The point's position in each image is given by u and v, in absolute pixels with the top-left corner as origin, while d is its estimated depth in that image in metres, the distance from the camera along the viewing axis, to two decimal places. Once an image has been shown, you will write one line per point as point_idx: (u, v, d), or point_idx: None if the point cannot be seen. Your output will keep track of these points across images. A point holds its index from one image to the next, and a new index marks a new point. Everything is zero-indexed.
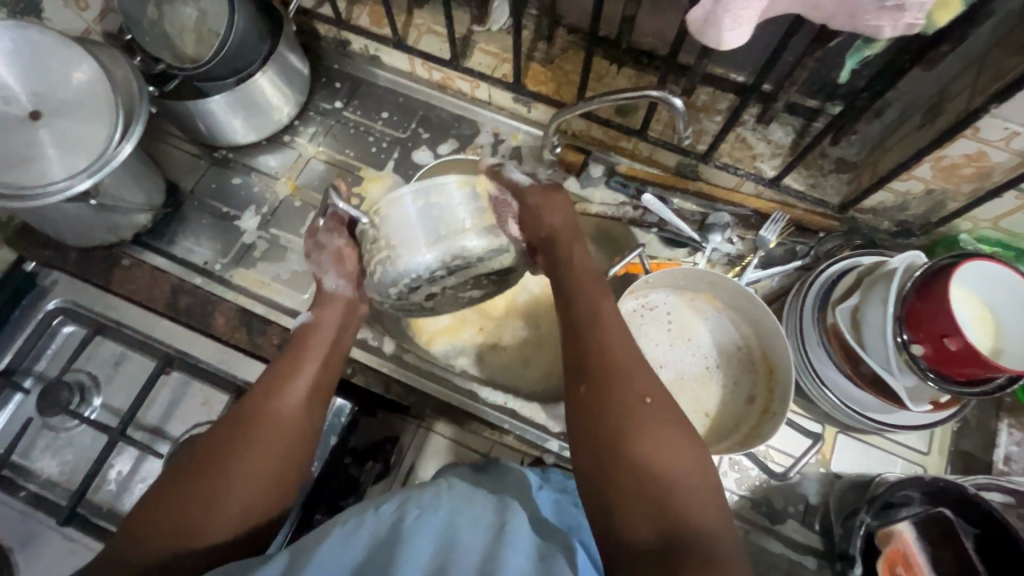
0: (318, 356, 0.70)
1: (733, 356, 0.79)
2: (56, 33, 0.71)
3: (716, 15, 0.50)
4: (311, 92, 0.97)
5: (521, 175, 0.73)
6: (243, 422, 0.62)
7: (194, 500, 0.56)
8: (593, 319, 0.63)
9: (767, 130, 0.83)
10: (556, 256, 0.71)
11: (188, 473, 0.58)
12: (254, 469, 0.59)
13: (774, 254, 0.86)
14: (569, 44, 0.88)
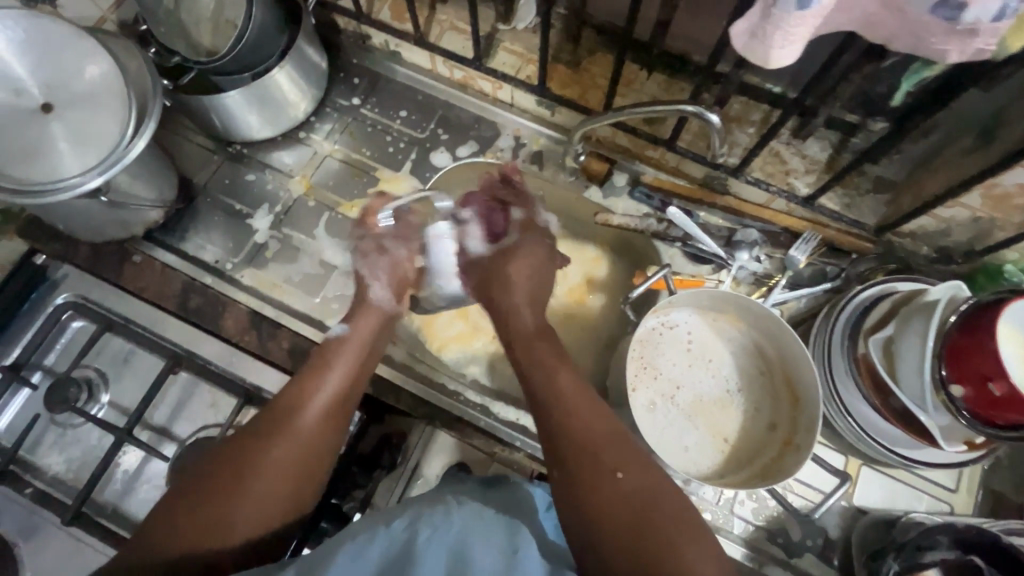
0: (352, 363, 0.70)
1: (755, 382, 0.76)
2: (69, 24, 0.69)
3: (766, 31, 0.46)
4: (329, 87, 0.94)
5: (472, 241, 0.83)
6: (274, 424, 0.61)
7: (220, 502, 0.55)
8: (558, 390, 0.62)
9: (803, 145, 0.79)
10: (510, 329, 0.73)
11: (214, 471, 0.57)
12: (284, 475, 0.58)
13: (803, 275, 0.82)
14: (597, 45, 0.84)
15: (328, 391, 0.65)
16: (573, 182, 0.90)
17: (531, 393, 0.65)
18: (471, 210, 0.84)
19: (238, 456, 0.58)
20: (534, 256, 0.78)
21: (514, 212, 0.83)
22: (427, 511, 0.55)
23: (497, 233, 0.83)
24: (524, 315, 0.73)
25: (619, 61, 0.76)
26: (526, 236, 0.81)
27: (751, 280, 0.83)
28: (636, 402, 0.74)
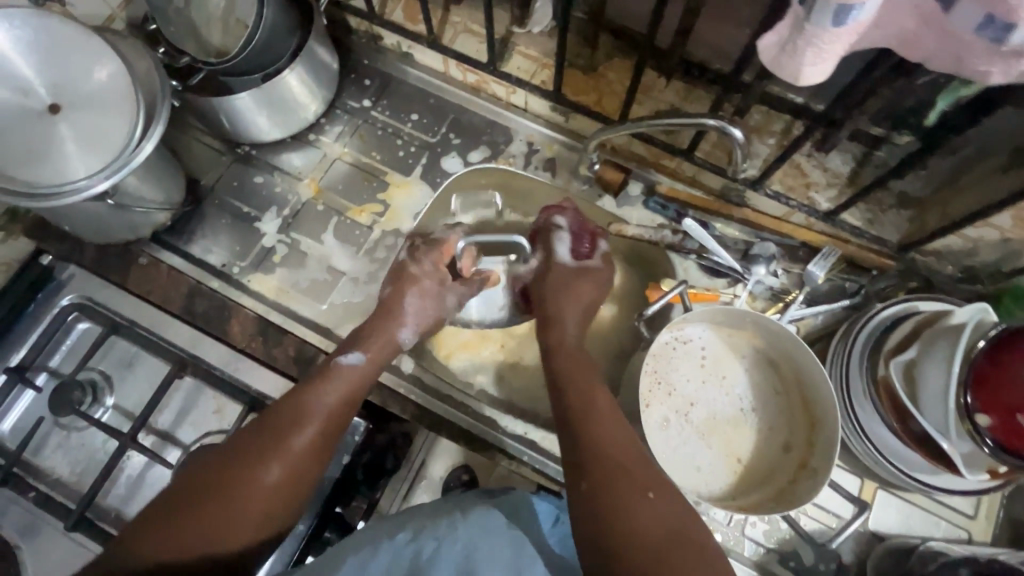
0: (345, 391, 0.67)
1: (771, 402, 0.74)
2: (76, 23, 0.67)
3: (797, 47, 0.45)
4: (339, 89, 0.92)
5: (562, 248, 0.79)
6: (256, 453, 0.59)
7: (188, 534, 0.52)
8: (589, 406, 0.60)
9: (825, 158, 0.77)
10: (558, 337, 0.71)
11: (188, 499, 0.54)
12: (257, 511, 0.56)
13: (820, 290, 0.80)
14: (615, 51, 0.81)
15: (316, 421, 0.63)
16: (587, 191, 0.87)
17: (563, 400, 0.63)
18: (566, 220, 0.80)
19: (213, 484, 0.56)
20: (597, 289, 0.77)
21: (602, 243, 0.80)
22: (429, 528, 0.57)
23: (582, 255, 0.79)
24: (569, 333, 0.72)
25: (637, 69, 0.74)
26: (603, 269, 0.79)
27: (767, 295, 0.81)
28: (649, 420, 0.72)
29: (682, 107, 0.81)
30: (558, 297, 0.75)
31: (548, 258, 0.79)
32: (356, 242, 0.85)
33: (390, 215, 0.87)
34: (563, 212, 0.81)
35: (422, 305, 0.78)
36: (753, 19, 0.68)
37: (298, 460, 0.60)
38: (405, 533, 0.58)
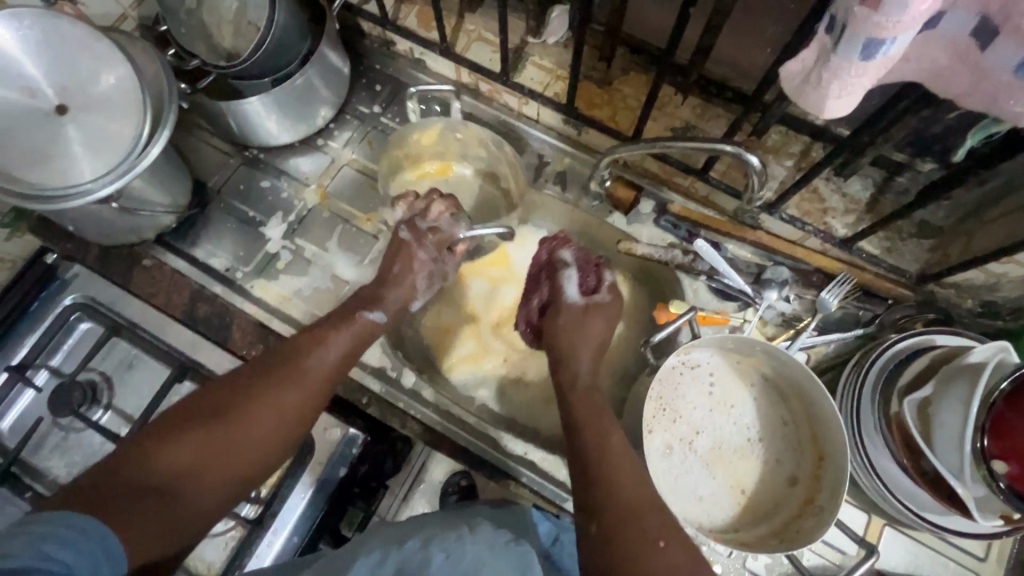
0: (359, 341, 0.67)
1: (779, 433, 0.72)
2: (85, 24, 0.67)
3: (823, 79, 0.43)
4: (350, 93, 0.91)
5: (572, 289, 0.72)
6: (269, 384, 0.59)
7: (196, 449, 0.52)
8: (603, 446, 0.57)
9: (844, 183, 0.75)
10: (571, 378, 0.65)
11: (198, 416, 0.55)
12: (261, 438, 0.56)
13: (832, 318, 0.78)
14: (630, 65, 0.81)
15: (328, 362, 0.63)
16: (597, 207, 0.85)
17: (577, 440, 0.59)
18: (571, 254, 0.75)
19: (222, 407, 0.56)
20: (609, 323, 0.70)
21: (609, 275, 0.73)
22: (438, 539, 0.56)
23: (590, 290, 0.72)
24: (582, 375, 0.65)
25: (654, 86, 0.72)
26: (614, 303, 0.72)
27: (779, 321, 0.79)
28: (652, 445, 0.70)
29: (697, 126, 0.79)
30: (570, 339, 0.68)
31: (555, 295, 0.72)
32: (361, 250, 0.84)
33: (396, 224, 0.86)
34: (568, 246, 0.76)
35: (426, 280, 0.74)
36: (775, 39, 0.66)
37: (308, 395, 0.60)
38: (414, 541, 0.55)
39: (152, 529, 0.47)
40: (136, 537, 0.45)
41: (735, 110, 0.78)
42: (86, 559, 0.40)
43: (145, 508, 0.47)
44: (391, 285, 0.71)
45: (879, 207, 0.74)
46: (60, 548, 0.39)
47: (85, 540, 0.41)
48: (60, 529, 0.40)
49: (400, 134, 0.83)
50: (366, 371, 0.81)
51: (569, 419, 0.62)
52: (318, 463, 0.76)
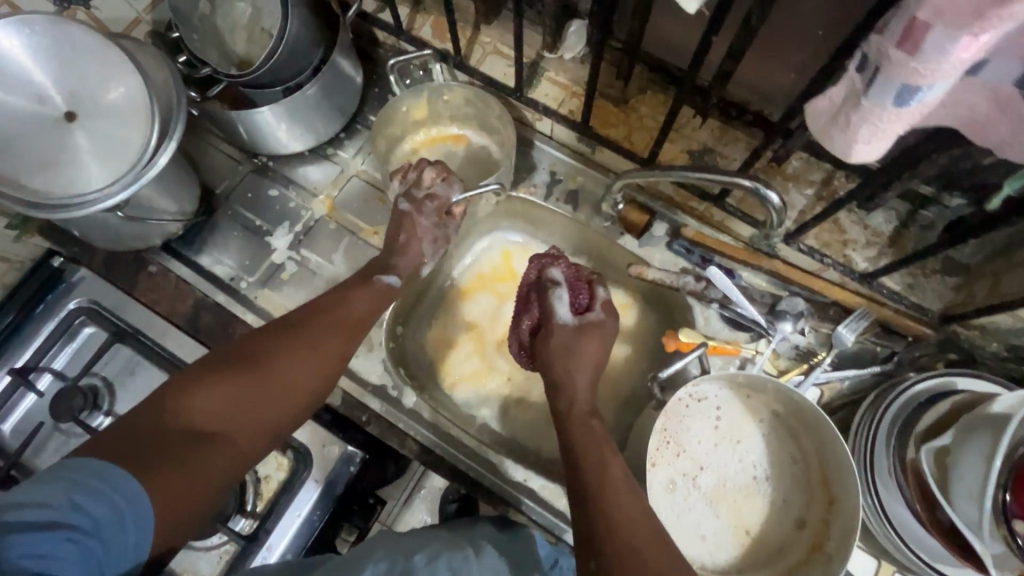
0: (372, 305, 0.70)
1: (787, 473, 0.70)
2: (96, 32, 0.66)
3: (853, 123, 0.41)
4: (363, 103, 0.89)
5: (562, 310, 0.70)
6: (288, 340, 0.62)
7: (221, 399, 0.56)
8: (602, 479, 0.55)
9: (866, 215, 0.73)
10: (568, 404, 0.64)
11: (222, 369, 0.58)
12: (283, 388, 0.60)
13: (847, 353, 0.75)
14: (647, 84, 0.79)
15: (344, 323, 0.66)
16: (608, 228, 0.81)
17: (575, 474, 0.57)
18: (560, 271, 0.73)
19: (245, 360, 0.60)
20: (603, 343, 0.69)
21: (601, 291, 0.72)
22: (446, 556, 0.60)
23: (581, 308, 0.71)
24: (581, 400, 0.64)
25: (671, 108, 0.69)
26: (607, 321, 0.70)
27: (792, 354, 0.76)
28: (655, 479, 0.68)
29: (716, 149, 0.77)
30: (558, 367, 0.66)
31: (546, 318, 0.71)
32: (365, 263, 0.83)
33: None
34: (557, 265, 0.74)
35: (431, 245, 0.76)
36: (800, 64, 0.64)
37: (326, 352, 0.63)
38: (423, 553, 0.60)
39: (186, 471, 0.50)
40: (170, 474, 0.49)
41: (755, 135, 0.75)
42: (111, 516, 0.45)
43: (175, 451, 0.51)
44: (400, 254, 0.74)
45: (903, 241, 0.72)
46: (91, 501, 0.44)
47: (117, 496, 0.46)
48: (97, 482, 0.45)
49: (389, 109, 0.81)
50: (366, 390, 0.79)
51: (569, 448, 0.59)
52: (315, 481, 0.74)
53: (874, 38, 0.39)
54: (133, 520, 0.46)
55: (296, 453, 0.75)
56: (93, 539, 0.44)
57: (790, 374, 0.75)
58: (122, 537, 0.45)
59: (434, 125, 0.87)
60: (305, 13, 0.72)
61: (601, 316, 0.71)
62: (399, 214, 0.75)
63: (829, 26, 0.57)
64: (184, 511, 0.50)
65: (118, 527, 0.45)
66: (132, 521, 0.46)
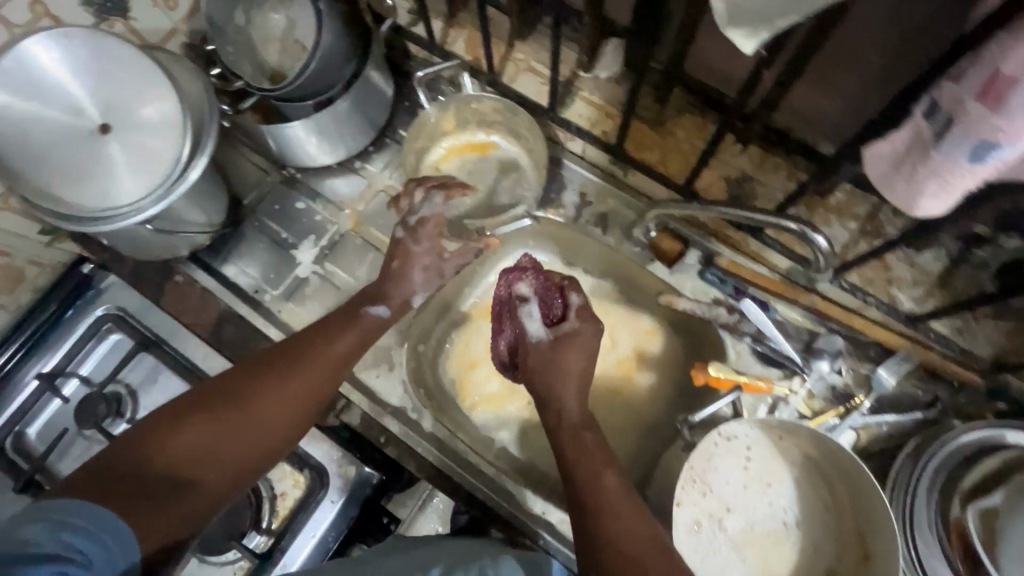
0: (362, 339, 0.64)
1: (816, 520, 0.67)
2: (134, 45, 0.66)
3: (919, 177, 0.40)
4: (392, 116, 0.87)
5: (533, 327, 0.65)
6: (278, 366, 0.58)
7: (205, 434, 0.52)
8: (598, 493, 0.52)
9: (913, 253, 0.71)
10: (555, 420, 0.59)
11: (209, 399, 0.54)
12: (271, 420, 0.56)
13: (887, 397, 0.71)
14: (686, 106, 0.77)
15: (331, 356, 0.61)
16: (638, 253, 0.80)
17: (573, 489, 0.53)
18: (529, 286, 0.69)
19: (232, 389, 0.55)
20: (586, 354, 0.61)
21: (576, 297, 0.65)
22: (461, 568, 0.53)
23: (555, 319, 0.65)
24: (568, 416, 0.58)
25: (714, 136, 0.67)
26: (586, 328, 0.62)
27: (829, 395, 0.72)
28: (679, 520, 0.66)
29: (754, 176, 0.74)
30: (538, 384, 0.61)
31: (520, 335, 0.66)
32: None
33: None
34: (524, 280, 0.70)
35: (423, 275, 0.70)
36: (854, 94, 0.60)
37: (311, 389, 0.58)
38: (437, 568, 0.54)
39: (156, 518, 0.46)
40: (147, 522, 0.45)
41: (797, 163, 0.72)
42: (103, 557, 0.41)
43: (153, 496, 0.47)
44: (392, 282, 0.69)
45: (952, 283, 0.70)
46: (83, 540, 0.41)
47: (107, 535, 0.42)
48: (86, 524, 0.42)
49: (420, 119, 0.79)
50: (385, 411, 0.77)
51: (565, 467, 0.55)
52: (331, 500, 0.74)
53: (948, 84, 0.36)
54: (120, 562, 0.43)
55: (313, 472, 0.76)
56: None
57: (824, 419, 0.70)
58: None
59: (463, 133, 0.84)
60: (339, 31, 0.72)
61: (575, 319, 0.63)
62: (397, 243, 0.70)
63: (889, 56, 0.53)
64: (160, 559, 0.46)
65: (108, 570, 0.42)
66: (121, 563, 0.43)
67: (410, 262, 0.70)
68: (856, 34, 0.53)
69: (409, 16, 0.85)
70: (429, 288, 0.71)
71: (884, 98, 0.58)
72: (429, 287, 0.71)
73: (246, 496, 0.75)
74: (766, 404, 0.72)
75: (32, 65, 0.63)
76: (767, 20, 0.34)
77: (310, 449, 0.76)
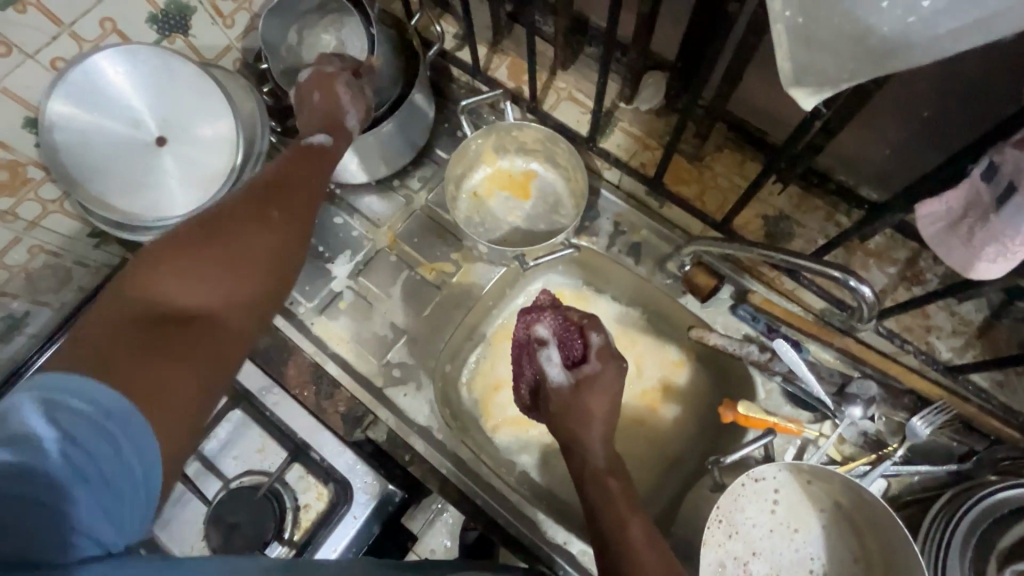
0: (315, 165, 0.62)
1: (847, 569, 0.66)
2: (194, 63, 0.68)
3: (975, 242, 0.41)
4: (433, 137, 0.88)
5: (553, 370, 0.63)
6: (246, 209, 0.53)
7: (183, 277, 0.46)
8: (621, 541, 0.52)
9: (953, 302, 0.70)
10: (581, 464, 0.59)
11: (176, 248, 0.48)
12: (253, 258, 0.50)
13: (919, 446, 0.71)
14: (725, 142, 0.77)
15: (293, 184, 0.58)
16: (670, 286, 0.80)
17: (599, 537, 0.54)
18: (546, 328, 0.68)
19: (202, 234, 0.50)
20: (608, 396, 0.61)
21: (595, 337, 0.64)
22: None
23: (576, 360, 0.65)
24: (593, 461, 0.58)
25: (758, 176, 0.66)
26: (606, 370, 0.62)
27: (860, 441, 0.71)
28: (705, 561, 0.65)
29: (792, 217, 0.73)
30: (562, 430, 0.60)
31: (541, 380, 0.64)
32: (423, 300, 0.83)
33: (461, 275, 0.84)
34: (542, 321, 0.70)
35: (350, 99, 0.68)
36: (899, 140, 0.60)
37: (285, 219, 0.54)
38: None
39: (162, 369, 0.42)
40: (148, 368, 0.41)
41: (837, 205, 0.72)
42: (109, 455, 0.38)
43: (148, 345, 0.42)
44: (315, 112, 0.67)
45: (993, 334, 0.69)
46: (81, 432, 0.37)
47: (111, 427, 0.38)
48: (91, 418, 0.38)
49: (462, 147, 0.81)
50: (413, 429, 0.78)
51: (591, 514, 0.56)
52: (354, 515, 0.74)
53: (1012, 151, 0.37)
54: (128, 447, 0.39)
55: (337, 485, 0.75)
56: (94, 479, 0.38)
57: (853, 464, 0.70)
58: (128, 481, 0.39)
59: (502, 160, 0.86)
60: (391, 55, 0.77)
61: (597, 356, 0.63)
62: (319, 74, 0.68)
63: (938, 108, 0.54)
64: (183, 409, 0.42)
65: (119, 466, 0.38)
66: (134, 457, 0.39)
67: (332, 81, 0.68)
68: (903, 87, 0.55)
69: (455, 40, 0.87)
70: (359, 111, 0.69)
71: (934, 145, 0.58)
72: (360, 109, 0.69)
73: (271, 506, 0.74)
74: (795, 446, 0.73)
75: (97, 78, 0.66)
76: (835, 82, 0.33)
77: (335, 461, 0.76)
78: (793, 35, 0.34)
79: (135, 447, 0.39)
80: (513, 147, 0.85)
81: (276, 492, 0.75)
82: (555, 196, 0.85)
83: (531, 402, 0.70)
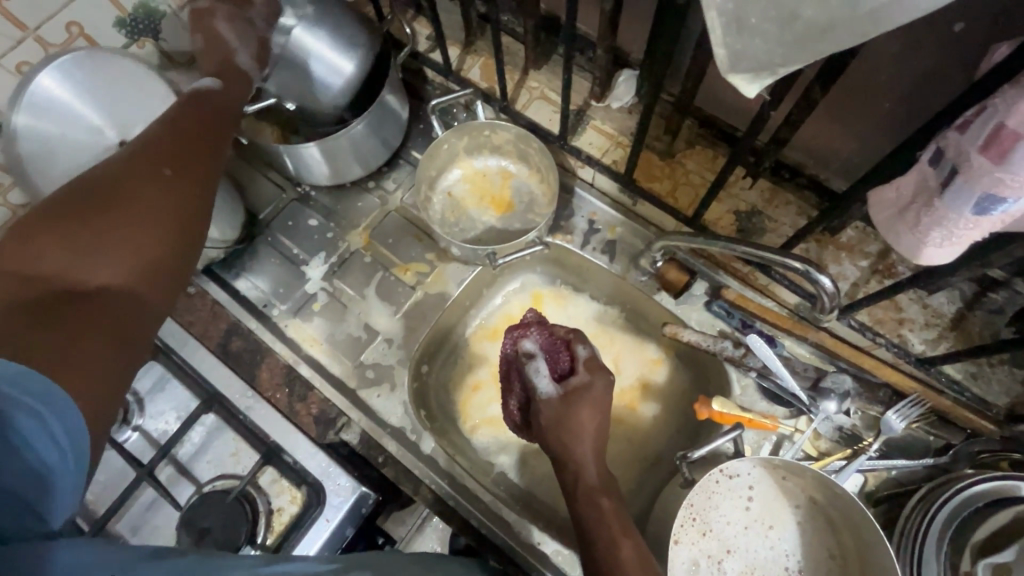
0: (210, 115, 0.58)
1: (821, 567, 0.66)
2: (115, 55, 0.66)
3: (925, 228, 0.44)
4: (407, 137, 0.88)
5: (544, 383, 0.63)
6: (133, 171, 0.50)
7: (75, 248, 0.45)
8: (614, 564, 0.51)
9: (925, 294, 0.69)
10: (573, 480, 0.58)
11: (61, 216, 0.46)
12: (156, 219, 0.49)
13: (896, 440, 0.70)
14: (696, 139, 0.77)
15: (186, 138, 0.54)
16: (644, 283, 0.79)
17: (590, 559, 0.53)
18: (534, 342, 0.67)
19: (96, 197, 0.47)
20: (597, 408, 0.60)
21: (583, 350, 0.65)
22: None
23: (564, 372, 0.65)
24: (587, 477, 0.57)
25: (724, 170, 0.65)
26: (595, 380, 0.62)
27: (836, 436, 0.71)
28: (677, 558, 0.65)
29: (764, 212, 0.73)
30: (552, 445, 0.60)
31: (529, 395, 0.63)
32: (397, 301, 0.83)
33: (435, 277, 0.84)
34: (529, 336, 0.68)
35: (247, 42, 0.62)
36: (864, 133, 0.60)
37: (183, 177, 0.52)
38: None
39: (75, 341, 0.42)
40: (59, 345, 0.41)
41: (808, 200, 0.72)
42: (38, 433, 0.38)
43: (49, 324, 0.41)
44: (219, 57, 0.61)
45: (967, 325, 0.68)
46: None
47: (26, 400, 0.38)
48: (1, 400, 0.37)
49: (433, 147, 0.81)
50: (386, 430, 0.78)
51: (583, 533, 0.55)
52: (326, 519, 0.69)
53: (954, 134, 0.39)
54: (53, 417, 0.39)
55: (311, 488, 0.71)
56: (24, 454, 0.38)
57: (828, 460, 0.70)
58: (57, 456, 0.39)
59: (476, 160, 0.86)
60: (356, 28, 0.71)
61: (585, 373, 0.63)
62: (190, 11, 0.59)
63: (899, 99, 0.55)
64: (108, 380, 0.43)
65: (47, 444, 0.39)
66: (62, 432, 0.39)
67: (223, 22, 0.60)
68: (869, 78, 0.54)
69: (428, 42, 0.87)
70: (262, 53, 0.65)
71: (896, 135, 0.58)
72: (252, 48, 0.64)
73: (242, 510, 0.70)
74: (770, 442, 0.72)
75: (41, 91, 0.64)
76: (769, 66, 0.35)
77: (309, 463, 0.72)
78: (725, 21, 0.34)
79: (63, 422, 0.39)
80: (487, 147, 0.85)
81: (247, 497, 0.71)
82: (529, 194, 0.85)
83: (521, 420, 0.69)
